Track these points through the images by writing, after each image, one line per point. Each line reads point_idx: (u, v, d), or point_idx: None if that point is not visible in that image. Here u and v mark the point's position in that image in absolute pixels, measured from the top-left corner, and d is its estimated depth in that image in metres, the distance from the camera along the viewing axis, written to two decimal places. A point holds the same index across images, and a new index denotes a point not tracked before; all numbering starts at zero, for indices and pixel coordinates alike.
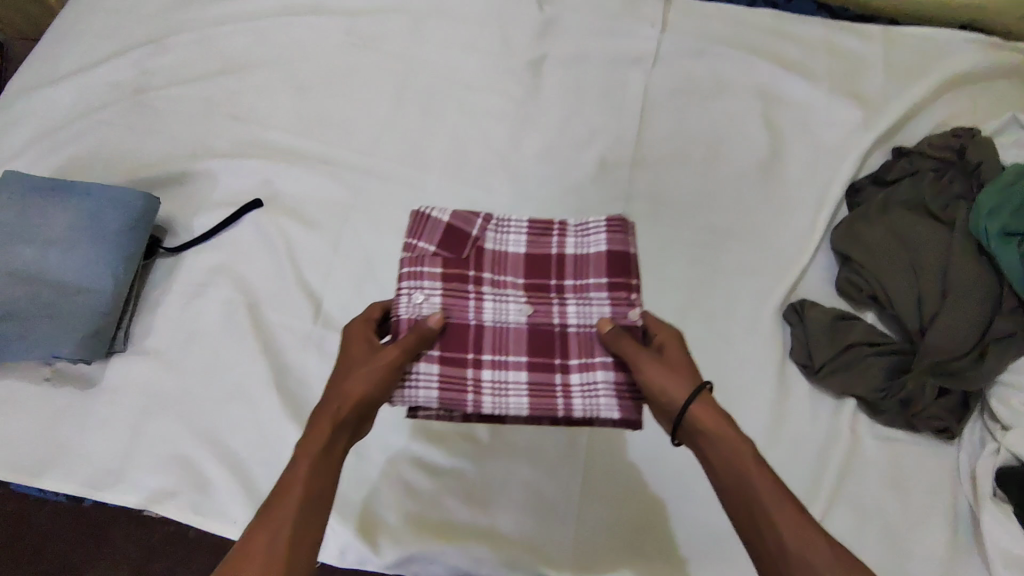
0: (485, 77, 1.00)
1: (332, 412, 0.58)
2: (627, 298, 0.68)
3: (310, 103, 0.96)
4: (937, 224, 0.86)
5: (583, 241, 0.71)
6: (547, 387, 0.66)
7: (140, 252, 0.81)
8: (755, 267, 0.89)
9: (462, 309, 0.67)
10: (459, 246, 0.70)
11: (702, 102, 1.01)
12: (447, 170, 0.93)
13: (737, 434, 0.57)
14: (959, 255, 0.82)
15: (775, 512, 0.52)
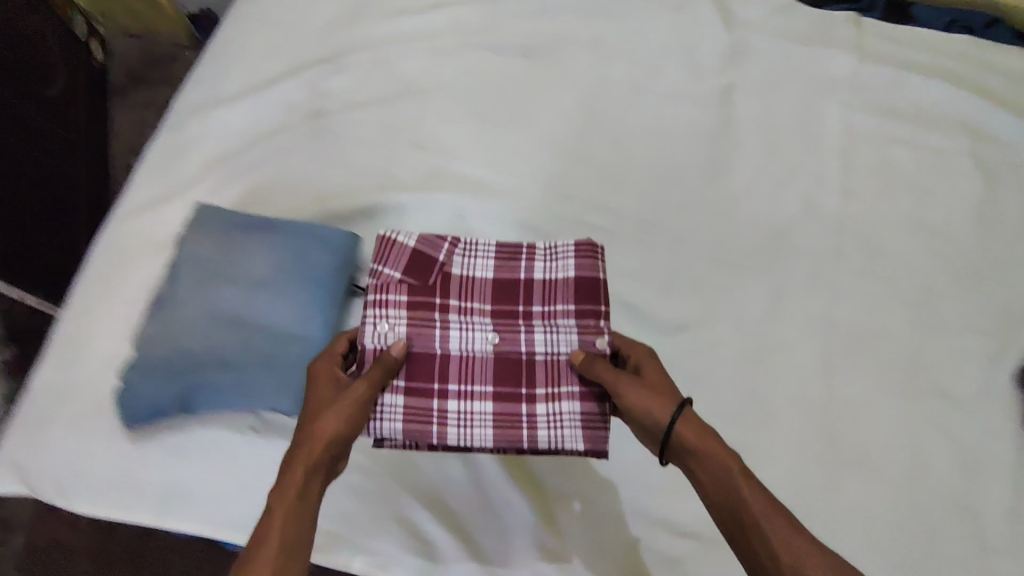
0: (674, 104, 0.94)
1: (298, 449, 0.56)
2: (595, 325, 0.67)
3: (494, 131, 0.91)
4: None
5: (550, 265, 0.70)
6: (512, 418, 0.65)
7: (343, 294, 0.78)
8: (978, 326, 0.83)
9: (428, 337, 0.66)
10: (421, 271, 0.69)
11: (903, 138, 0.94)
12: (643, 208, 0.88)
13: (711, 448, 0.55)
14: None
15: (780, 545, 0.49)
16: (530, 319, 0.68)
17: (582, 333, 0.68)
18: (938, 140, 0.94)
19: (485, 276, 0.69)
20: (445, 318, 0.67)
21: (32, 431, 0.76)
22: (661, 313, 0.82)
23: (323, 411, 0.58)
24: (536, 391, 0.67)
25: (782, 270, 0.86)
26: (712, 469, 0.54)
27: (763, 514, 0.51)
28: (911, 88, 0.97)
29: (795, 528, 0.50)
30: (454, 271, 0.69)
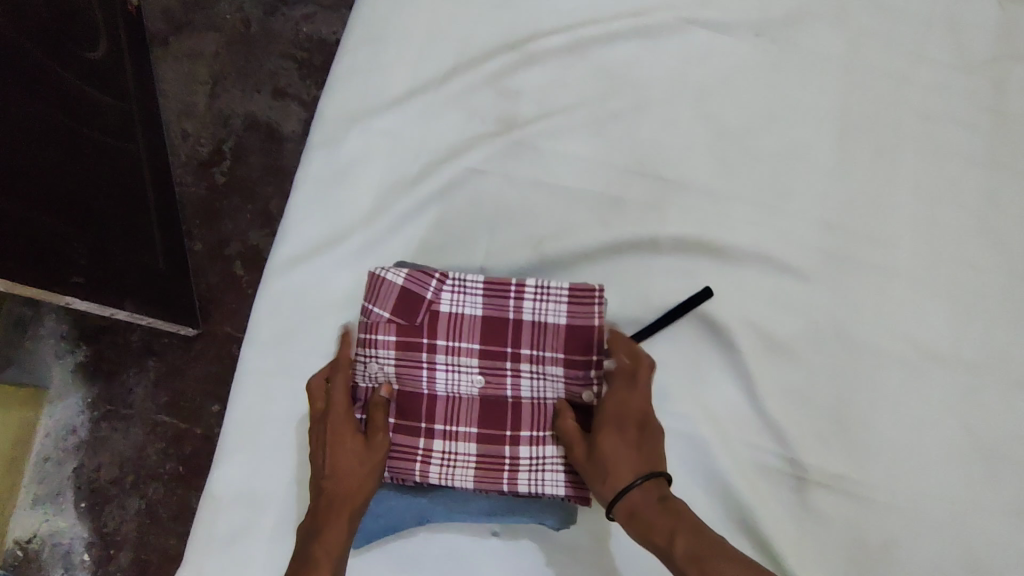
0: (942, 101, 0.77)
1: (340, 498, 0.54)
2: (584, 376, 0.57)
3: (729, 140, 0.74)
4: None
5: (541, 306, 0.58)
6: (495, 462, 0.56)
7: None
8: None
9: (413, 379, 0.58)
10: (412, 308, 0.58)
11: None
12: (917, 236, 0.72)
13: (684, 523, 0.49)
14: None
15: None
16: (518, 363, 0.57)
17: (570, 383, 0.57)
18: None
19: (475, 313, 0.58)
20: (430, 361, 0.57)
21: (225, 544, 0.63)
22: (950, 372, 0.69)
23: (339, 460, 0.54)
24: (520, 434, 0.57)
25: None
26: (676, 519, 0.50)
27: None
28: None
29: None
30: (443, 308, 0.58)
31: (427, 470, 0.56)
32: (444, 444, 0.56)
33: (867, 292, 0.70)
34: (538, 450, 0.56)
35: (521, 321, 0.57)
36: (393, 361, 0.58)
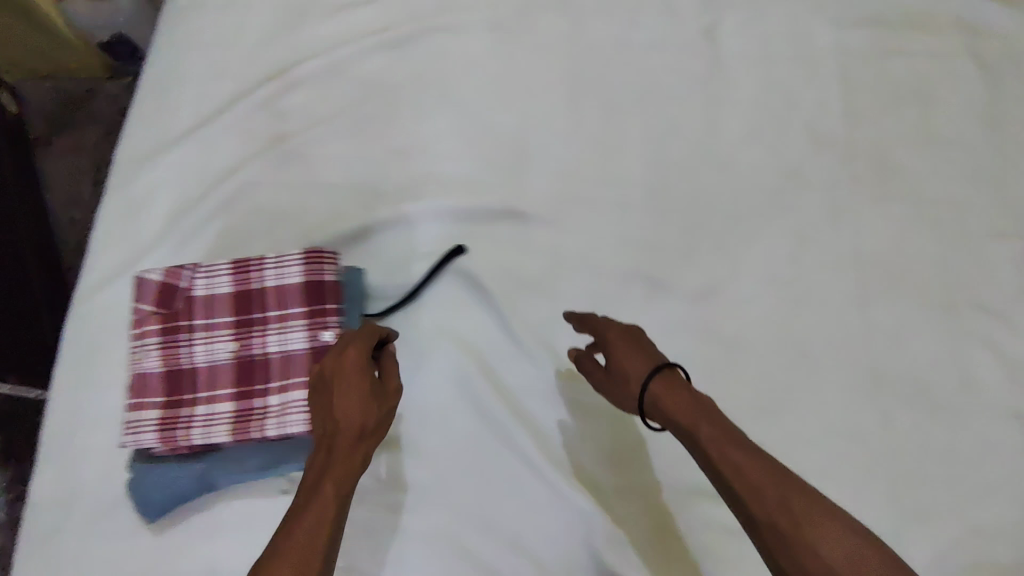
0: (662, 54, 0.87)
1: (349, 433, 0.56)
2: (321, 322, 0.64)
3: (474, 121, 0.84)
4: None
5: (280, 272, 0.65)
6: (248, 414, 0.62)
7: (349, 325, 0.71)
8: (1002, 231, 0.81)
9: (176, 358, 0.64)
10: (170, 298, 0.66)
11: (901, 46, 0.88)
12: (648, 174, 0.82)
13: (701, 410, 0.56)
14: None
15: (752, 494, 0.51)
16: (265, 324, 0.65)
17: (311, 331, 0.64)
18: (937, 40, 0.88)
19: (225, 292, 0.66)
20: (189, 338, 0.65)
21: (41, 546, 0.68)
22: (691, 281, 0.78)
23: (349, 394, 0.57)
24: (269, 386, 0.63)
25: (804, 212, 0.81)
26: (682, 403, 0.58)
27: (765, 479, 0.52)
28: None
29: (816, 498, 0.50)
30: (197, 292, 0.66)
31: (191, 434, 0.62)
32: (203, 409, 0.63)
33: (609, 228, 0.80)
34: (283, 397, 0.62)
35: (263, 288, 0.65)
36: (158, 346, 0.65)
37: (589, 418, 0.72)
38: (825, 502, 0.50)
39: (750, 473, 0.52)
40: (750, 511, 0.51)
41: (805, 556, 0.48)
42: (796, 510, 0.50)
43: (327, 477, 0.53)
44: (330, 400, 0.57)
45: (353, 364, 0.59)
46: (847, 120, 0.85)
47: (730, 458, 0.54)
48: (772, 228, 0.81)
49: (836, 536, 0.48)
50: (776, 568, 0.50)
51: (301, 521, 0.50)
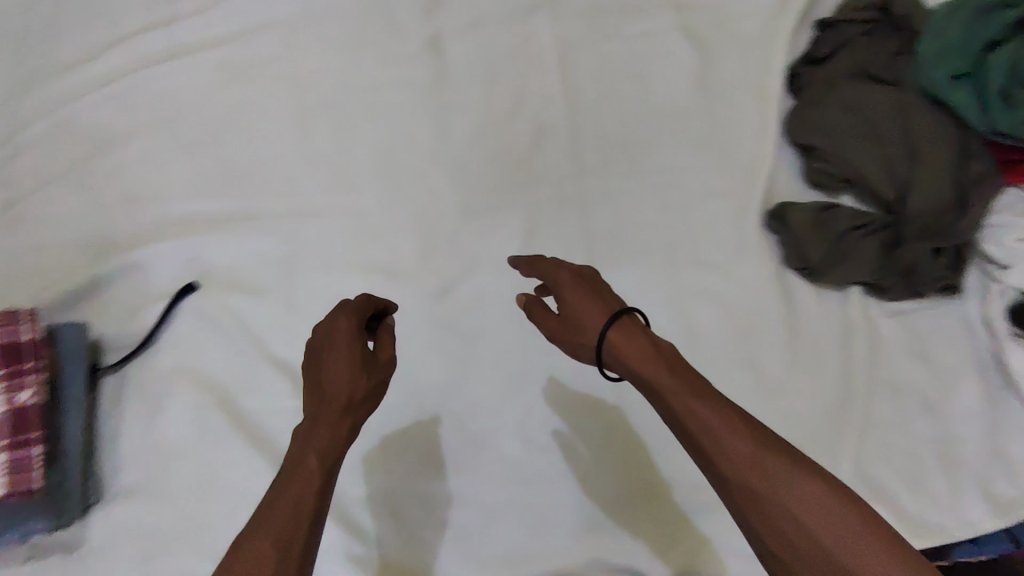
0: (387, 69, 0.90)
1: (337, 401, 0.57)
2: (15, 382, 0.68)
3: (205, 159, 0.85)
4: (884, 86, 0.83)
5: None
6: None
7: (72, 381, 0.72)
8: (723, 187, 0.85)
9: None
10: None
11: (617, 28, 0.92)
12: (380, 186, 0.85)
13: (665, 361, 0.56)
14: (913, 114, 0.81)
15: (716, 451, 0.52)
16: None
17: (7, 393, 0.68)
18: (647, 18, 0.93)
19: None
20: None
21: None
22: (424, 283, 0.81)
23: (341, 364, 0.59)
24: None
25: (533, 201, 0.85)
26: (637, 353, 0.58)
27: (739, 435, 0.52)
28: None
29: (779, 448, 0.52)
30: None
31: None
32: None
33: (344, 244, 0.82)
34: None
35: None
36: None
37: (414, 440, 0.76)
38: (791, 451, 0.52)
39: (718, 426, 0.53)
40: (713, 464, 0.53)
41: (786, 503, 0.50)
42: (766, 465, 0.51)
43: (315, 451, 0.55)
44: (319, 372, 0.59)
45: (352, 336, 0.61)
46: (568, 106, 0.89)
47: (697, 409, 0.54)
48: (503, 220, 0.84)
49: (807, 488, 0.50)
50: (735, 511, 0.53)
51: (282, 500, 0.51)
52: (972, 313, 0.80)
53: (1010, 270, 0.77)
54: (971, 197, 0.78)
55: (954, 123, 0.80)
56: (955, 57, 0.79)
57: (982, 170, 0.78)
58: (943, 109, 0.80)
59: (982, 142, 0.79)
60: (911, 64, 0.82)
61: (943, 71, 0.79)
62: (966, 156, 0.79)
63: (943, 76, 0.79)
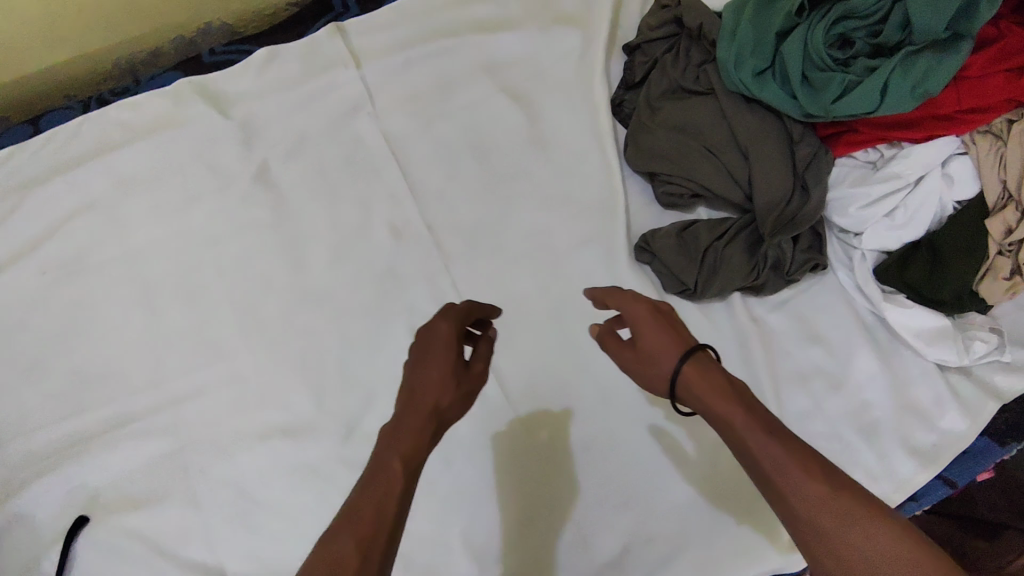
0: (225, 219, 0.86)
1: (425, 405, 0.57)
2: None
3: (59, 375, 0.79)
4: (701, 97, 0.86)
5: None
6: None
7: None
8: (587, 235, 0.87)
9: None
10: None
11: (442, 110, 0.93)
12: (251, 341, 0.80)
13: (742, 407, 0.54)
14: (734, 116, 0.83)
15: (795, 495, 0.50)
16: None
17: None
18: (468, 91, 0.94)
19: None
20: None
21: None
22: (326, 429, 0.76)
23: (434, 365, 0.59)
24: None
25: (411, 305, 0.83)
26: (716, 386, 0.56)
27: (814, 479, 0.50)
28: (419, 62, 0.95)
29: (862, 498, 0.49)
30: None
31: None
32: None
33: (231, 414, 0.77)
34: None
35: None
36: None
37: (535, 447, 0.77)
38: (873, 502, 0.49)
39: (800, 475, 0.50)
40: (795, 515, 0.50)
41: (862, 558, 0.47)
42: (845, 515, 0.49)
43: (398, 453, 0.53)
44: (416, 369, 0.59)
45: (452, 339, 0.61)
46: (418, 199, 0.88)
47: (776, 456, 0.51)
48: (387, 335, 0.81)
49: (889, 540, 0.47)
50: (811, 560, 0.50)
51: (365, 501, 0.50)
52: (847, 282, 0.83)
53: (864, 235, 0.81)
54: (809, 180, 0.82)
55: (772, 115, 0.84)
56: (752, 56, 0.82)
57: (810, 151, 0.82)
58: (758, 105, 0.84)
59: (801, 125, 0.83)
60: (715, 70, 0.86)
61: (746, 72, 0.82)
62: (792, 143, 0.83)
63: (748, 76, 0.82)
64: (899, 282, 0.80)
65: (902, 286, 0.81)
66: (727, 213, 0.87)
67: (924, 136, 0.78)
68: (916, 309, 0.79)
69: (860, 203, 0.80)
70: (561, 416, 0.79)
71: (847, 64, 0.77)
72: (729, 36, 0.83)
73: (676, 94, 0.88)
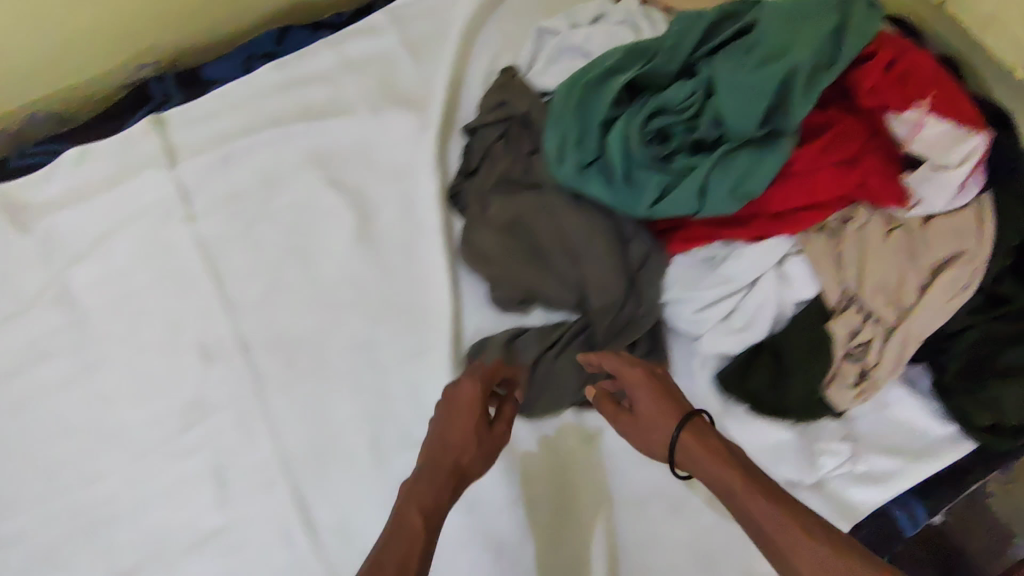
0: (22, 348, 0.80)
1: (457, 446, 0.63)
2: None
3: None
4: (529, 190, 0.80)
5: None
6: None
7: None
8: (413, 347, 0.79)
9: None
10: None
11: (263, 211, 0.86)
12: (42, 489, 0.74)
13: (738, 469, 0.57)
14: (561, 214, 0.77)
15: (792, 546, 0.52)
16: None
17: None
18: (292, 188, 0.87)
19: None
20: None
21: None
22: None
23: (462, 421, 0.64)
24: None
25: (217, 438, 0.77)
26: (713, 455, 0.59)
27: (810, 537, 0.52)
28: (241, 156, 0.88)
29: (857, 558, 0.50)
30: None
31: None
32: None
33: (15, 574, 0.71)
34: None
35: None
36: None
37: (570, 472, 0.75)
38: (875, 562, 0.50)
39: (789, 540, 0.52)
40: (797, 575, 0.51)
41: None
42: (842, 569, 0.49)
43: (418, 506, 0.58)
44: (445, 425, 0.64)
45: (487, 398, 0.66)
46: (233, 315, 0.82)
47: (773, 514, 0.54)
48: (190, 474, 0.75)
49: None
50: None
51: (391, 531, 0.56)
52: (692, 388, 0.76)
53: (701, 340, 0.75)
54: (641, 281, 0.76)
55: (601, 210, 0.77)
56: (577, 144, 0.75)
57: (643, 251, 0.76)
58: (586, 200, 0.78)
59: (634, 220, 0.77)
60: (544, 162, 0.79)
61: (570, 163, 0.75)
62: (623, 240, 0.77)
63: (571, 168, 0.75)
64: (741, 393, 0.74)
65: (743, 398, 0.74)
66: (564, 316, 0.80)
67: (756, 236, 0.71)
68: (755, 424, 0.74)
69: (696, 306, 0.74)
70: (594, 436, 0.76)
71: (668, 161, 0.70)
72: (552, 120, 0.76)
73: (507, 187, 0.81)
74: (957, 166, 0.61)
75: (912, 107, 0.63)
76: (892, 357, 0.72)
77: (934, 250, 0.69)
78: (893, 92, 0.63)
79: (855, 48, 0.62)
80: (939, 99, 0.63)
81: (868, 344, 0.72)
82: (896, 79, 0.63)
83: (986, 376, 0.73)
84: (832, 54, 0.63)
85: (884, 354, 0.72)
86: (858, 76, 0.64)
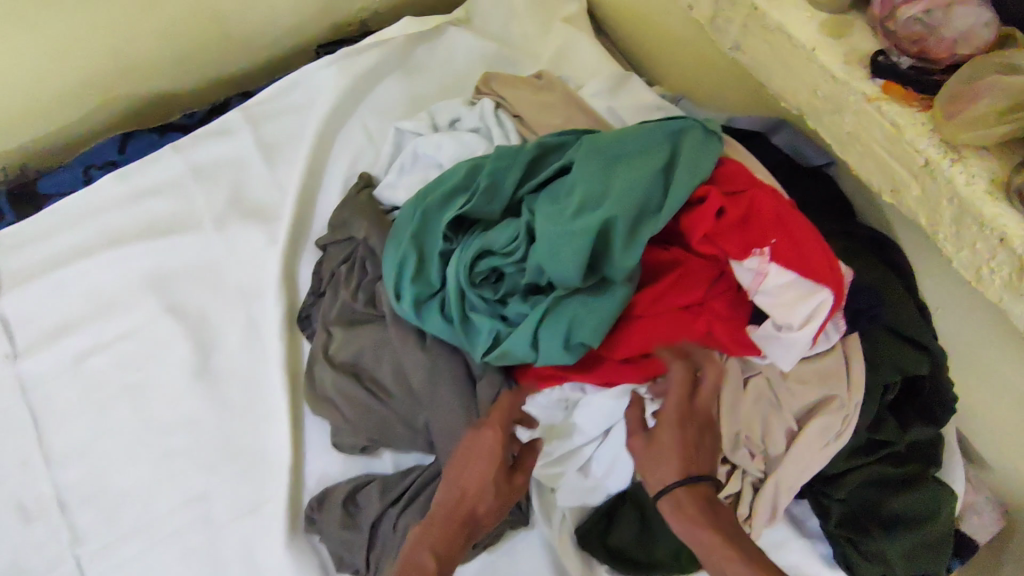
0: None
1: (460, 510, 0.58)
2: None
3: None
4: (373, 322, 0.73)
5: None
6: None
7: None
8: (252, 499, 0.72)
9: None
10: None
11: (95, 344, 0.78)
12: None
13: (729, 541, 0.52)
14: (403, 351, 0.70)
15: None
16: None
17: None
18: (126, 316, 0.79)
19: None
20: None
21: None
22: None
23: (476, 474, 0.59)
24: None
25: None
26: (710, 526, 0.53)
27: None
28: (72, 282, 0.81)
29: None
30: None
31: None
32: None
33: None
34: None
35: None
36: None
37: None
38: None
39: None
40: None
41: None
42: None
43: (429, 551, 0.56)
44: (460, 471, 0.60)
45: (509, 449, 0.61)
46: (54, 467, 0.74)
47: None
48: None
49: None
50: None
51: None
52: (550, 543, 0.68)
53: (558, 492, 0.67)
54: None
55: (448, 347, 0.69)
56: (415, 276, 0.67)
57: (492, 391, 0.68)
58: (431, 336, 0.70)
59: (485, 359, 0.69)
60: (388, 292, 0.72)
61: (407, 297, 0.67)
62: (473, 379, 0.69)
63: (407, 303, 0.67)
64: (602, 551, 0.67)
65: (605, 557, 0.67)
66: (415, 461, 0.73)
67: (603, 382, 0.63)
68: None
69: (544, 459, 0.66)
70: None
71: (504, 303, 0.64)
72: (389, 243, 0.69)
73: (351, 317, 0.74)
74: (802, 325, 0.57)
75: (754, 255, 0.57)
76: (765, 512, 0.62)
77: (802, 392, 0.61)
78: (731, 234, 0.58)
79: (682, 197, 0.57)
80: (782, 246, 0.57)
81: (738, 497, 0.63)
82: (732, 221, 0.58)
83: (872, 523, 0.65)
84: (660, 201, 0.58)
85: (755, 507, 0.63)
86: (689, 220, 0.59)
